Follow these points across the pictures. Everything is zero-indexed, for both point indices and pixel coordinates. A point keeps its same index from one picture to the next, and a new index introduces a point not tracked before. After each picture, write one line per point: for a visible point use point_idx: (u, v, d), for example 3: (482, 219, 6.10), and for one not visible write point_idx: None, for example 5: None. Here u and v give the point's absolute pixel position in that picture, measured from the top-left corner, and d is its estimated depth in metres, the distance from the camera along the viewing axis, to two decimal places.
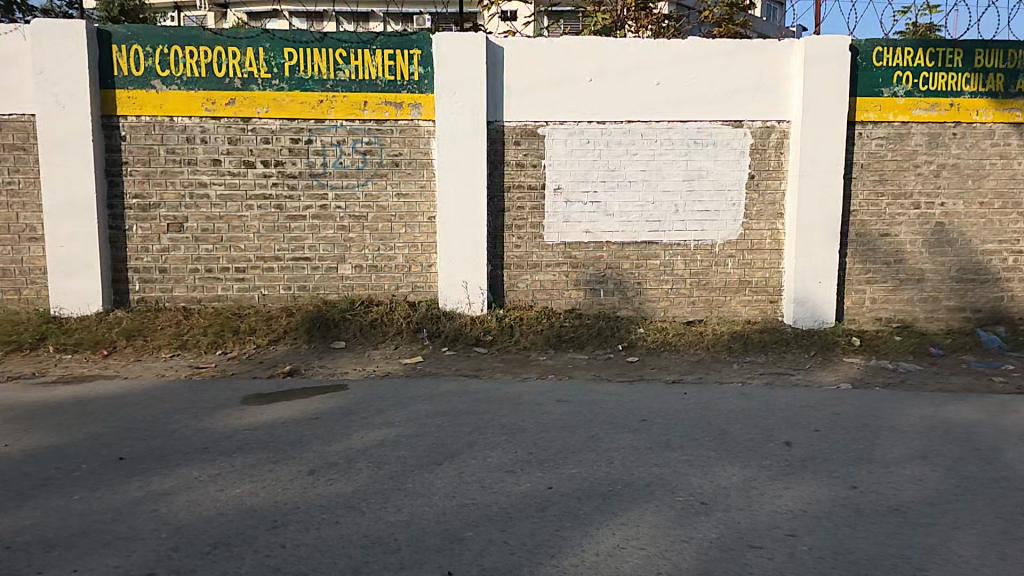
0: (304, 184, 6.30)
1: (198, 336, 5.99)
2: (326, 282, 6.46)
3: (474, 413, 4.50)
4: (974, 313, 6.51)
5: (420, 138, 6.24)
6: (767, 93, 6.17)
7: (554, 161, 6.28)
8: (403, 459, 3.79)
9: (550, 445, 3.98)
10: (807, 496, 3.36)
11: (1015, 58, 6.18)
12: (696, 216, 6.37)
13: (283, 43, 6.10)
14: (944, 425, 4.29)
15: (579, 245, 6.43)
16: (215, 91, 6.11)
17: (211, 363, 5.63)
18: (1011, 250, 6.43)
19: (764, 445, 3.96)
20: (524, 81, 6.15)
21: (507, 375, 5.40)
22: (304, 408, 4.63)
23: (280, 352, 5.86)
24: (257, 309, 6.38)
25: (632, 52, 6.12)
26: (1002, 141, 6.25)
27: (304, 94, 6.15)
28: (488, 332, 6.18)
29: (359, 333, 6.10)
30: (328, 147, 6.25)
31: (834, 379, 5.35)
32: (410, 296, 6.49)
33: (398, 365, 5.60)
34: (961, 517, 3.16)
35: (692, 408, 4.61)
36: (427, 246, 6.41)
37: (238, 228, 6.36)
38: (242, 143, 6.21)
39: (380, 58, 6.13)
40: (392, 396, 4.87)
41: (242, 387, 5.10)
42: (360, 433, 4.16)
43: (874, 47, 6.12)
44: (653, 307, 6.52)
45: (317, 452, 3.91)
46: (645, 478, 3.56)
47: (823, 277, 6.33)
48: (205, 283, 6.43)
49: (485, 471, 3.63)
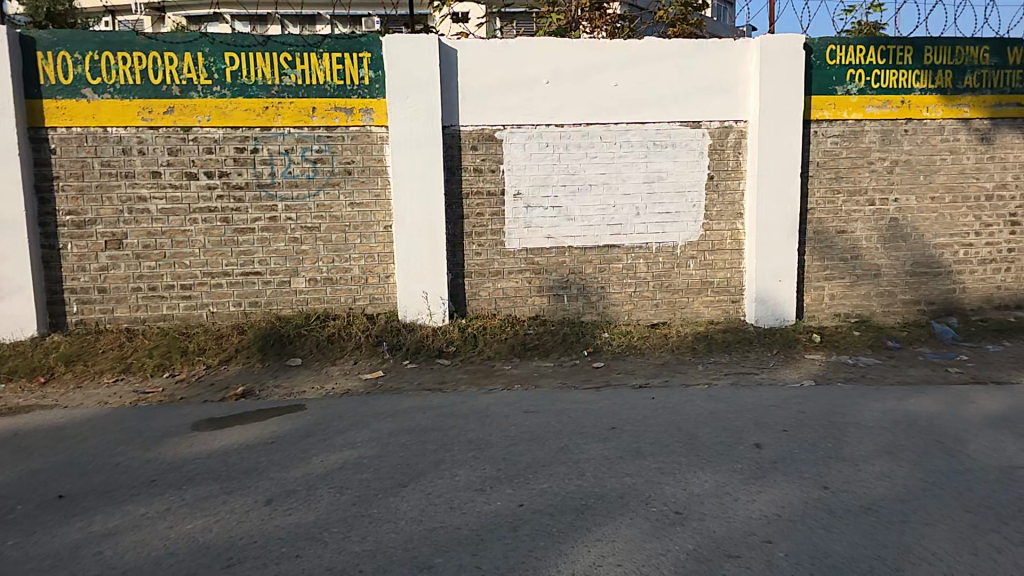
0: (252, 195, 6.04)
1: (144, 359, 5.66)
2: (279, 297, 6.20)
3: (440, 429, 4.34)
4: (928, 306, 6.64)
5: (372, 145, 6.05)
6: (722, 93, 6.17)
7: (513, 165, 6.16)
8: (365, 482, 3.60)
9: (519, 459, 3.84)
10: (780, 499, 3.30)
11: (961, 55, 6.34)
12: (656, 218, 6.34)
13: (224, 47, 5.83)
14: (909, 419, 4.32)
15: (542, 251, 6.33)
16: (151, 99, 5.80)
17: (158, 387, 5.32)
18: (961, 243, 6.58)
19: (735, 448, 3.91)
20: (479, 84, 6.02)
21: (472, 387, 5.25)
22: (260, 433, 4.39)
23: (232, 372, 5.58)
24: (206, 327, 6.08)
25: (587, 53, 6.05)
26: (951, 137, 6.40)
27: (248, 101, 5.89)
28: (450, 343, 6.02)
29: (316, 349, 5.87)
30: (276, 156, 6.00)
31: (798, 376, 5.36)
32: (368, 308, 6.28)
33: (358, 381, 5.39)
34: (932, 513, 3.14)
35: (661, 413, 4.54)
36: (384, 257, 6.21)
37: (182, 243, 6.05)
38: (183, 154, 5.91)
39: (328, 62, 5.92)
40: (353, 414, 4.67)
41: (193, 412, 4.82)
42: (320, 457, 3.96)
43: (828, 46, 6.18)
44: (617, 311, 6.47)
45: (274, 479, 3.69)
46: (617, 489, 3.45)
47: (783, 276, 6.38)
48: (150, 302, 6.10)
49: (452, 491, 3.47)
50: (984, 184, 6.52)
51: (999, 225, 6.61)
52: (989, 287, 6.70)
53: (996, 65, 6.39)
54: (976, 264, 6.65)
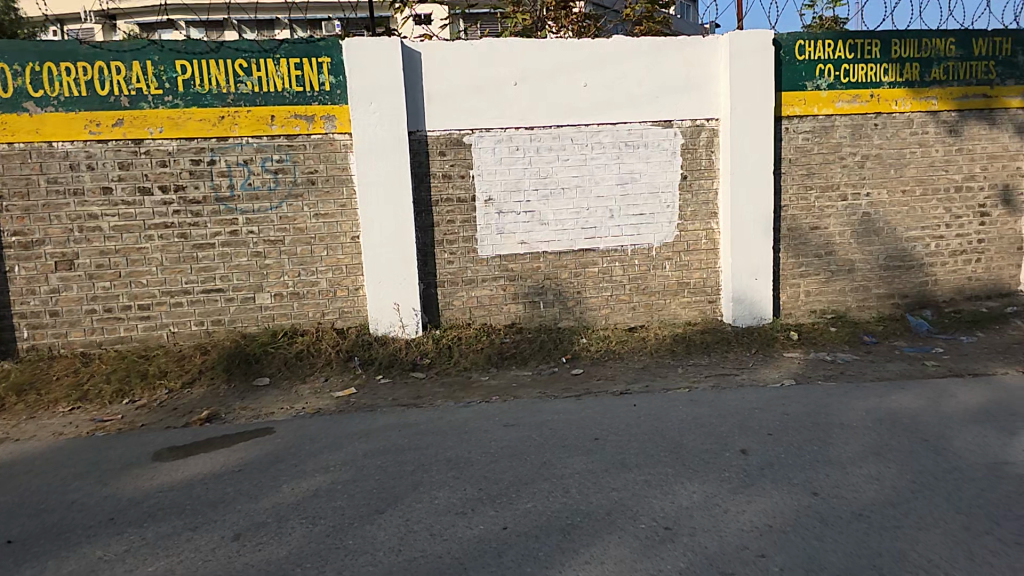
0: (210, 209, 5.78)
1: (101, 385, 5.37)
2: (243, 313, 5.96)
3: (417, 448, 4.16)
4: (902, 299, 6.67)
5: (336, 153, 5.84)
6: (693, 91, 6.10)
7: (484, 170, 6.01)
8: (339, 511, 3.41)
9: (501, 477, 3.69)
10: (771, 508, 3.21)
11: (928, 47, 6.35)
12: (630, 221, 6.24)
13: (174, 55, 5.57)
14: (892, 417, 4.27)
15: (516, 258, 6.19)
16: (98, 111, 5.51)
17: (117, 414, 5.03)
18: (932, 235, 6.62)
19: (721, 455, 3.81)
20: (446, 88, 5.86)
21: (449, 401, 5.08)
22: (226, 460, 4.16)
23: (196, 395, 5.32)
24: (168, 349, 5.82)
25: (556, 53, 5.92)
26: (920, 130, 6.43)
27: (203, 110, 5.63)
28: (425, 355, 5.86)
29: (285, 366, 5.65)
30: (235, 168, 5.76)
31: (778, 376, 5.30)
32: (338, 322, 6.08)
33: (330, 399, 5.18)
34: (924, 516, 3.06)
35: (643, 421, 4.44)
36: (352, 268, 6.00)
37: (139, 261, 5.77)
38: (135, 168, 5.63)
39: (285, 68, 5.68)
40: (326, 436, 4.46)
41: (154, 440, 4.55)
42: (291, 484, 3.75)
43: (796, 41, 6.15)
44: (594, 316, 6.36)
45: (242, 512, 3.47)
46: (604, 505, 3.32)
47: (760, 274, 6.34)
48: (106, 325, 5.82)
49: (431, 516, 3.30)
50: (953, 176, 6.56)
51: (968, 216, 6.65)
52: (960, 278, 6.75)
53: (961, 57, 6.42)
54: (947, 257, 6.69)
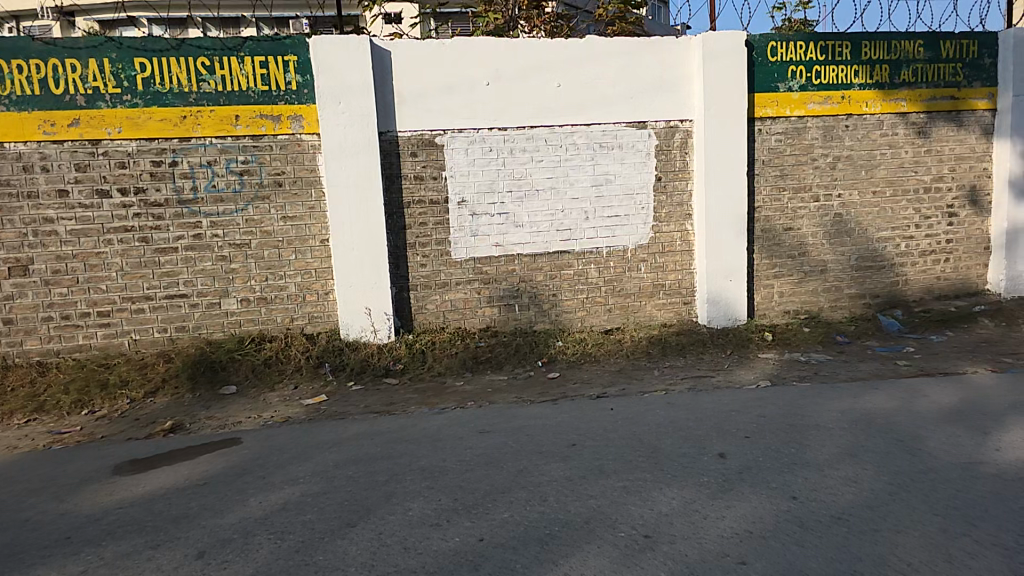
0: (172, 212, 5.59)
1: (59, 395, 5.16)
2: (208, 319, 5.77)
3: (390, 457, 4.05)
4: (874, 299, 6.74)
5: (304, 154, 5.68)
6: (667, 92, 6.08)
7: (457, 171, 5.91)
8: (308, 525, 3.28)
9: (476, 486, 3.59)
10: (750, 513, 3.16)
11: (897, 49, 6.42)
12: (605, 222, 6.20)
13: (133, 52, 5.38)
14: (868, 417, 4.27)
15: (490, 260, 6.10)
16: (53, 110, 5.30)
17: (75, 426, 4.83)
18: (902, 236, 6.69)
19: (699, 459, 3.76)
20: (418, 88, 5.75)
21: (423, 407, 4.97)
22: (189, 473, 4.00)
23: (159, 405, 5.14)
24: (129, 357, 5.61)
25: (529, 52, 5.85)
26: (890, 131, 6.50)
27: (163, 110, 5.44)
28: (398, 360, 5.75)
29: (252, 374, 5.49)
30: (198, 169, 5.57)
31: (754, 377, 5.30)
32: (307, 327, 5.92)
33: (300, 408, 5.03)
34: (902, 519, 3.04)
35: (620, 425, 4.38)
36: (322, 272, 5.86)
37: (98, 267, 5.55)
38: (92, 170, 5.41)
39: (250, 66, 5.52)
40: (295, 446, 4.32)
41: (114, 453, 4.36)
42: (257, 498, 3.60)
43: (768, 43, 6.17)
44: (569, 319, 6.30)
45: (206, 528, 3.32)
46: (582, 513, 3.24)
47: (734, 276, 6.34)
48: (63, 332, 5.58)
49: (404, 529, 3.19)
50: (922, 177, 6.64)
51: (937, 217, 6.74)
52: (930, 278, 6.84)
53: (929, 59, 6.51)
54: (916, 257, 6.77)
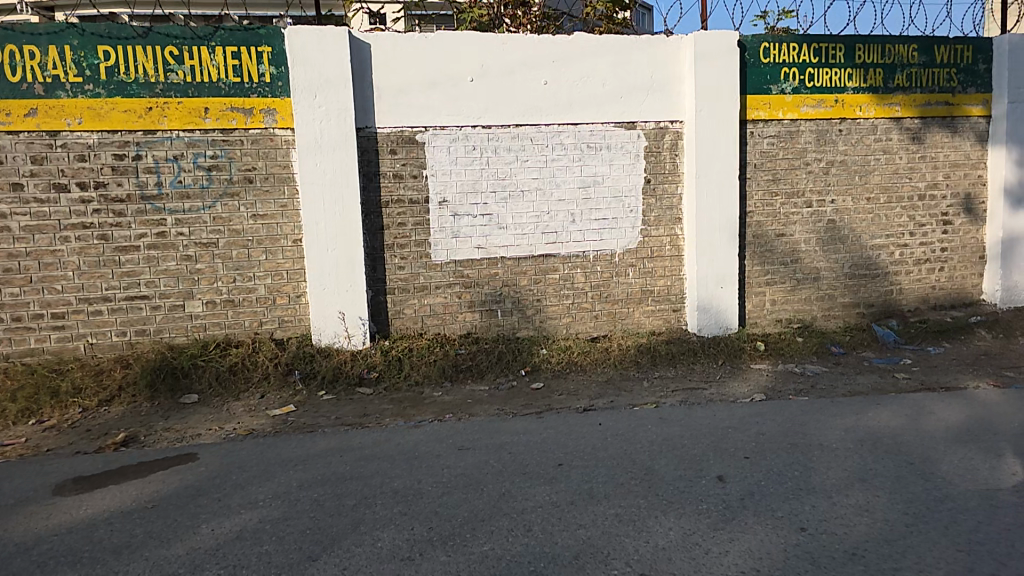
0: (135, 208, 5.26)
1: (5, 403, 4.80)
2: (170, 323, 5.44)
3: (360, 477, 3.77)
4: (868, 308, 6.58)
5: (277, 149, 5.38)
6: (658, 92, 5.87)
7: (438, 170, 5.64)
8: (265, 558, 2.98)
9: (454, 513, 3.32)
10: (756, 548, 2.92)
11: (892, 53, 6.27)
12: (593, 225, 5.96)
13: (96, 39, 5.05)
14: (872, 437, 4.07)
15: (472, 263, 5.84)
16: (9, 99, 4.95)
17: (20, 437, 4.47)
18: (896, 243, 6.54)
19: (697, 483, 3.53)
20: (397, 82, 5.48)
21: (398, 420, 4.69)
22: (138, 494, 3.66)
23: (114, 416, 4.81)
24: (84, 362, 5.23)
25: (516, 48, 5.61)
26: (885, 136, 6.35)
27: (128, 101, 5.11)
28: (372, 368, 5.47)
29: (216, 382, 5.18)
30: (164, 164, 5.25)
31: (748, 390, 5.09)
32: (277, 332, 5.60)
33: (266, 419, 4.73)
34: (922, 556, 2.82)
35: (611, 443, 4.13)
36: (295, 274, 5.55)
37: (52, 265, 5.19)
38: (49, 163, 5.07)
39: (221, 57, 5.21)
40: (257, 463, 4.01)
41: (58, 469, 4.01)
42: (211, 525, 3.29)
43: (761, 43, 5.99)
44: (554, 325, 6.05)
45: (150, 560, 3.00)
46: (571, 547, 2.99)
47: (726, 283, 6.14)
48: (14, 335, 5.21)
49: (373, 564, 2.90)
50: (917, 184, 6.49)
51: (932, 225, 6.60)
52: (925, 287, 6.69)
53: (925, 64, 6.37)
54: (911, 265, 6.62)
